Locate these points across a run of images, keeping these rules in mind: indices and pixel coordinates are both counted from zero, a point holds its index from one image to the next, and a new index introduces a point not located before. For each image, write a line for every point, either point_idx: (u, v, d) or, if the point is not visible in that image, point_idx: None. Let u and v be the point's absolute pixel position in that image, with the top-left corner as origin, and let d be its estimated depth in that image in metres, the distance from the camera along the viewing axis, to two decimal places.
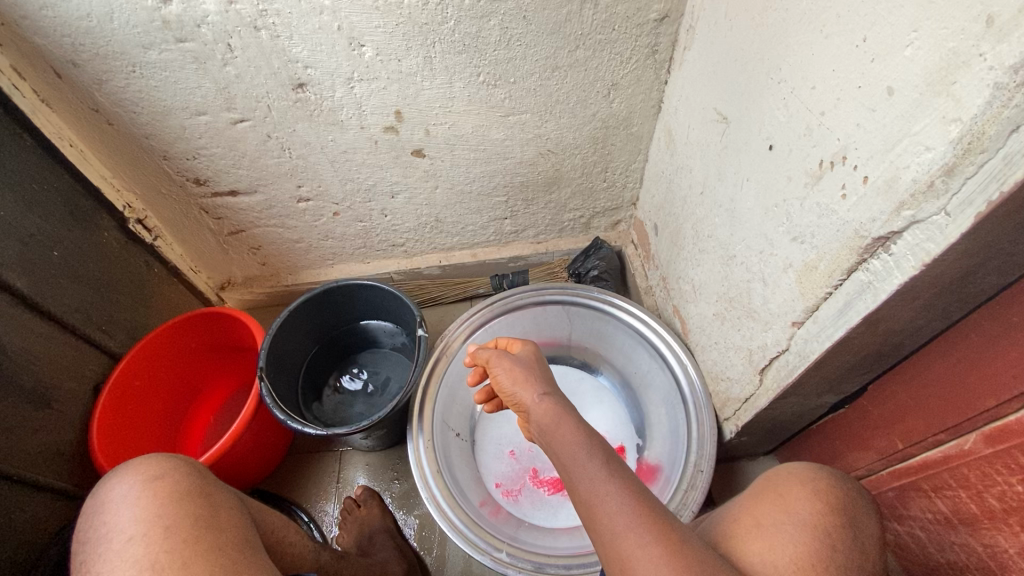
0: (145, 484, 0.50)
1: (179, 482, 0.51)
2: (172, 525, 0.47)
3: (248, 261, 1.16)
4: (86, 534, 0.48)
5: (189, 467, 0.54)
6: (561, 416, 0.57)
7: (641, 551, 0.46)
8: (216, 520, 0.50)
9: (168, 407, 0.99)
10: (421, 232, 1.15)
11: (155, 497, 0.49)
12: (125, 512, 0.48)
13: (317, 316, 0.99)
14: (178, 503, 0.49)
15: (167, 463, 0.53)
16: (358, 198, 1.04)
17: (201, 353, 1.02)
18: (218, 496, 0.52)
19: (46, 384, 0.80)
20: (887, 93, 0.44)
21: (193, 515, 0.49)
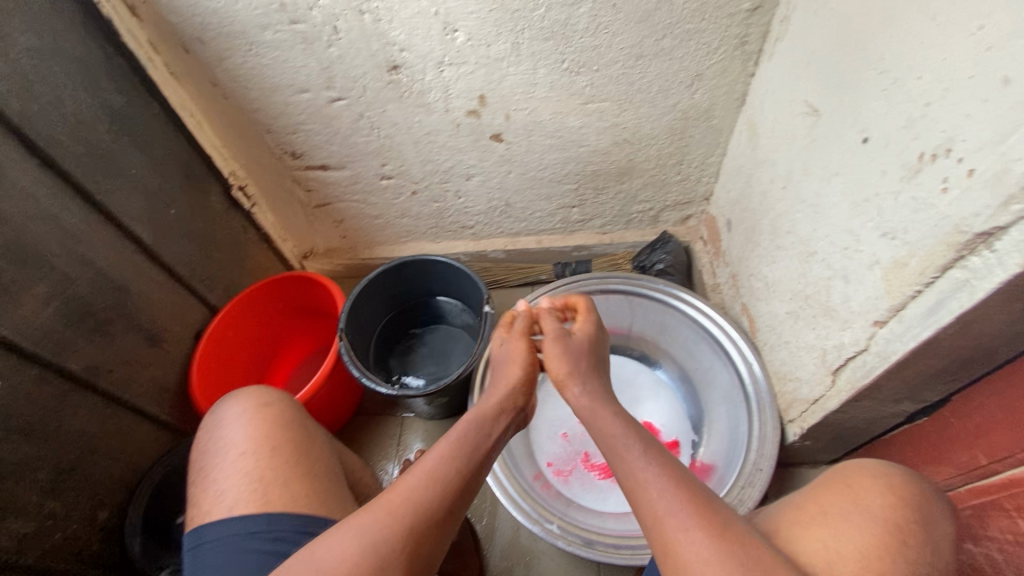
0: (256, 409, 0.60)
1: (281, 412, 0.61)
2: (276, 445, 0.57)
3: (330, 233, 1.24)
4: (207, 443, 0.59)
5: (288, 402, 0.63)
6: (598, 409, 0.62)
7: (681, 533, 0.47)
8: (309, 448, 0.59)
9: (255, 359, 1.08)
10: (491, 216, 1.18)
11: (263, 421, 0.59)
12: (239, 430, 0.58)
13: (392, 287, 1.05)
14: (282, 428, 0.59)
15: (271, 395, 0.62)
16: (436, 179, 1.09)
17: (286, 313, 1.11)
18: (311, 429, 0.61)
19: (160, 326, 0.89)
20: (1004, 82, 0.43)
21: (291, 440, 0.58)
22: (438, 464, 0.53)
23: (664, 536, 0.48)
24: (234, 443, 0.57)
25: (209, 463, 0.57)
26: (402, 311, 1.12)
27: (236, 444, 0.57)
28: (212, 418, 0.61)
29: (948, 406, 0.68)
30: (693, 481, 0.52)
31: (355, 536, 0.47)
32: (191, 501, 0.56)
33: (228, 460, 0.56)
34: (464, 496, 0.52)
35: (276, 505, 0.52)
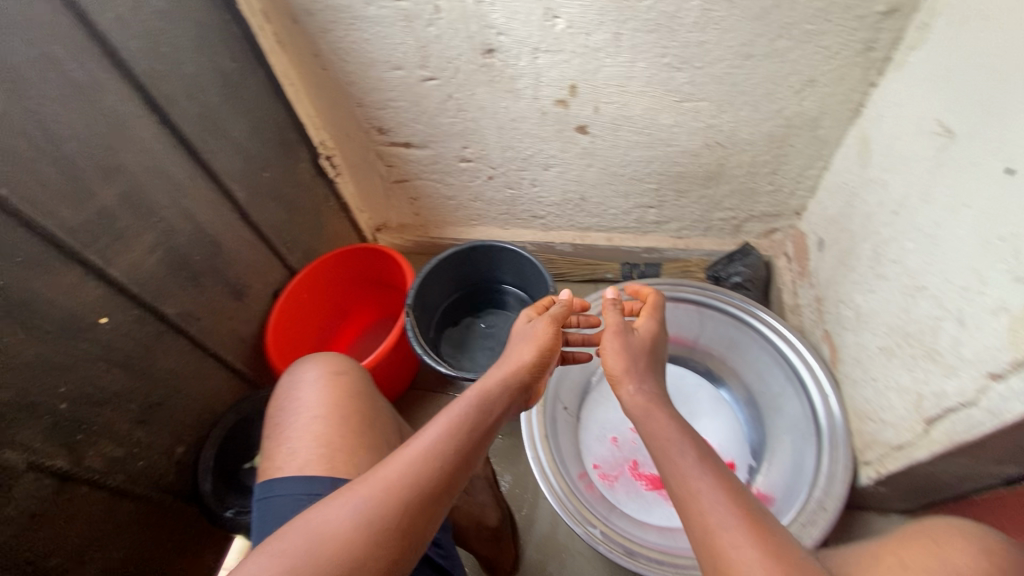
0: (329, 377, 0.63)
1: (352, 383, 0.63)
2: (345, 415, 0.59)
3: (404, 208, 1.26)
4: (281, 403, 0.62)
5: (358, 374, 0.65)
6: (651, 410, 0.62)
7: (735, 547, 0.45)
8: (374, 424, 0.61)
9: (323, 322, 1.12)
10: (563, 209, 1.16)
11: (335, 390, 0.61)
12: (313, 395, 0.60)
13: (459, 269, 1.05)
14: (351, 399, 0.61)
15: (344, 363, 0.65)
16: (514, 166, 1.08)
17: (357, 281, 1.14)
18: (377, 404, 0.64)
19: (245, 281, 0.94)
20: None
21: (358, 413, 0.60)
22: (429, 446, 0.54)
23: (710, 541, 0.47)
24: (306, 406, 0.59)
25: (282, 422, 0.59)
26: (465, 293, 1.12)
27: (308, 408, 0.59)
28: (286, 379, 0.64)
29: None
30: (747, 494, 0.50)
31: (355, 502, 0.48)
32: (262, 455, 0.59)
33: (299, 422, 0.58)
34: (455, 475, 0.53)
35: (340, 472, 0.55)
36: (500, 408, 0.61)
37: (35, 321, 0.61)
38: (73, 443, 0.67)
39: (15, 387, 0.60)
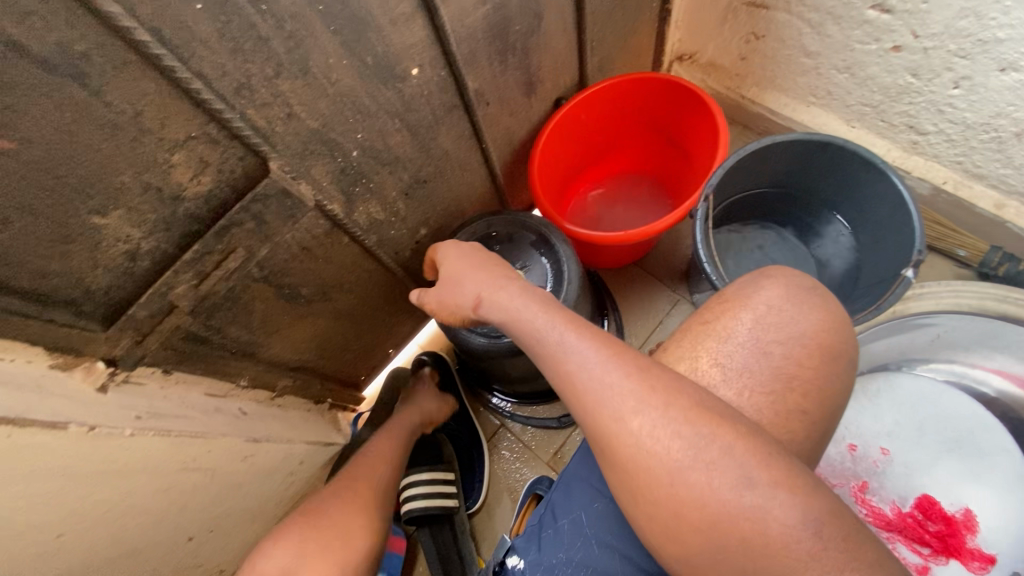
0: (809, 299, 0.48)
1: (828, 325, 0.47)
2: (808, 364, 0.46)
3: (732, 45, 0.93)
4: (741, 295, 0.50)
5: (838, 324, 0.48)
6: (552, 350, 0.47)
7: (695, 478, 0.39)
8: (832, 394, 0.46)
9: (586, 152, 0.93)
10: (969, 138, 0.77)
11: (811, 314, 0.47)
12: (781, 311, 0.48)
13: (788, 165, 0.76)
14: (822, 347, 0.46)
15: (828, 320, 0.48)
16: (953, 48, 0.70)
17: (638, 119, 0.90)
18: (846, 372, 0.47)
19: (540, 75, 0.77)
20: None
21: (817, 367, 0.46)
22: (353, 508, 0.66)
23: (667, 516, 0.40)
24: (775, 323, 0.47)
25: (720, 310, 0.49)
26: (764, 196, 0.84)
27: (772, 327, 0.47)
28: (748, 274, 0.52)
29: None
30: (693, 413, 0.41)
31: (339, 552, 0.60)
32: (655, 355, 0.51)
33: (752, 330, 0.47)
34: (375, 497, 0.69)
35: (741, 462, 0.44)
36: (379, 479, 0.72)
37: (361, 49, 0.51)
38: (352, 196, 0.61)
39: (326, 119, 0.52)
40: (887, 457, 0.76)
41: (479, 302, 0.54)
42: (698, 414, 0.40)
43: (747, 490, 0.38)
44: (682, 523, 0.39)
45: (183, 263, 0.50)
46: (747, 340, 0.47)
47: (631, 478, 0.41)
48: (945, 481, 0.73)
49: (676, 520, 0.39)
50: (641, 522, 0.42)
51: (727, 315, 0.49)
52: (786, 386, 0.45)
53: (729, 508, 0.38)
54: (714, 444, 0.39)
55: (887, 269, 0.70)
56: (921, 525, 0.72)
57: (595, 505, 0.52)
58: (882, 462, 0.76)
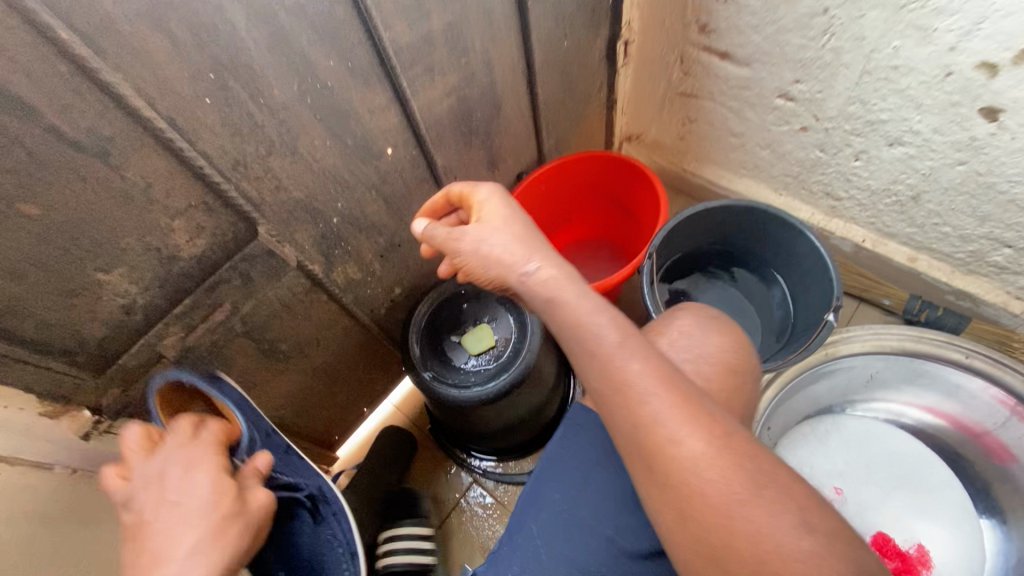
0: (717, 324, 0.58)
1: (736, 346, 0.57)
2: (723, 381, 0.54)
3: (671, 127, 1.07)
4: (667, 322, 0.59)
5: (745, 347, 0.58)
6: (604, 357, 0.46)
7: (757, 516, 0.40)
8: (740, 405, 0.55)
9: (545, 222, 1.03)
10: (878, 201, 0.89)
11: (723, 338, 0.57)
12: (705, 338, 0.56)
13: (723, 228, 0.86)
14: (733, 365, 0.55)
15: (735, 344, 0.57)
16: (848, 127, 0.83)
17: (593, 192, 1.02)
18: (748, 382, 0.57)
19: (501, 154, 0.88)
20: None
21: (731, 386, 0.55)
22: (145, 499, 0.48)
23: (718, 545, 0.41)
24: (695, 344, 0.55)
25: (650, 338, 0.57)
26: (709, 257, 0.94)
27: (697, 350, 0.55)
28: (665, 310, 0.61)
29: None
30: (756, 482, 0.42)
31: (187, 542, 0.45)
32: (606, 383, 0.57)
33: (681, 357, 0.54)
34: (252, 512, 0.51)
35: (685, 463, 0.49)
36: (201, 450, 0.53)
37: (342, 132, 0.60)
38: (331, 257, 0.68)
39: (309, 190, 0.60)
40: (841, 496, 0.78)
41: (524, 274, 0.50)
42: (753, 453, 0.43)
43: (804, 533, 0.40)
44: (735, 555, 0.40)
45: (173, 316, 0.55)
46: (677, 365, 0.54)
47: (691, 510, 0.42)
48: (896, 518, 0.76)
49: (728, 552, 0.40)
50: (682, 545, 0.42)
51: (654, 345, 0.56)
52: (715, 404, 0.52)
53: (784, 552, 0.39)
54: (779, 504, 0.41)
55: (813, 314, 0.78)
56: None
57: (540, 516, 0.52)
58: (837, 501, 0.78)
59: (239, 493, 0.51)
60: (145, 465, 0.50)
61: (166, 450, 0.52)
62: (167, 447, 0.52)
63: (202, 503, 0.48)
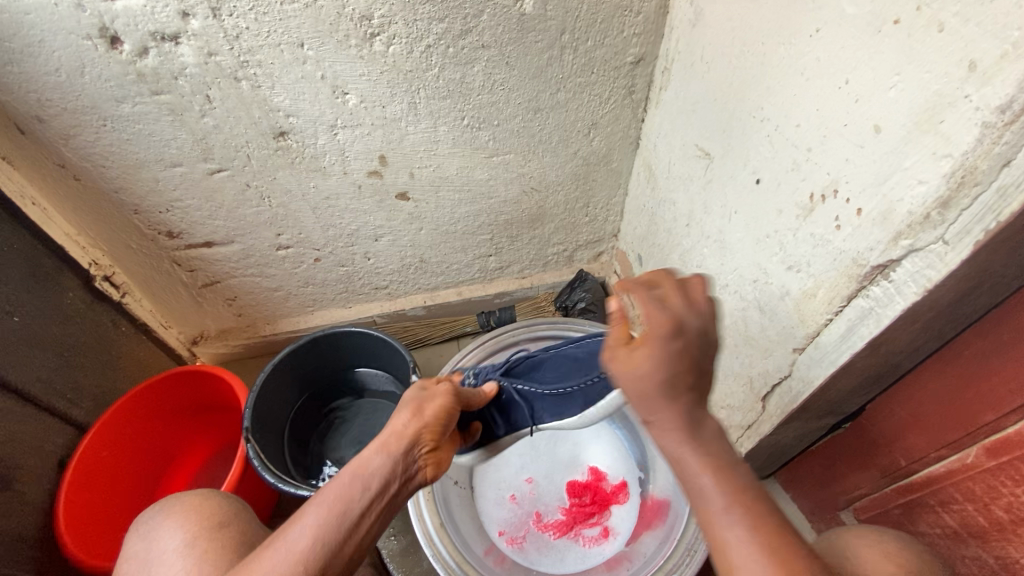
0: (183, 508, 0.61)
1: (214, 508, 0.62)
2: (200, 549, 0.57)
3: (223, 313, 1.10)
4: (127, 555, 0.60)
5: (226, 501, 0.64)
6: None
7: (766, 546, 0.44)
8: (240, 543, 0.59)
9: (137, 482, 0.93)
10: (405, 274, 1.13)
11: (188, 514, 0.61)
12: (170, 534, 0.59)
13: (303, 367, 0.96)
14: (207, 527, 0.59)
15: (194, 499, 0.63)
16: (341, 244, 1.02)
17: (178, 414, 0.98)
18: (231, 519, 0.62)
19: (7, 464, 0.75)
20: (967, 68, 0.38)
21: (221, 539, 0.58)
22: (377, 446, 0.58)
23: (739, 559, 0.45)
24: (156, 548, 0.58)
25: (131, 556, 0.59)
26: (320, 393, 1.02)
27: (162, 556, 0.57)
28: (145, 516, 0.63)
29: (864, 413, 0.71)
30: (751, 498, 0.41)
31: (312, 525, 0.51)
32: None
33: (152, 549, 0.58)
34: (384, 515, 0.56)
35: None
36: (428, 427, 0.61)
37: None
38: None
39: None
40: (534, 482, 0.96)
41: None
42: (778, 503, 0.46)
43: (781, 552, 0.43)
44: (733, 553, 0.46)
45: None
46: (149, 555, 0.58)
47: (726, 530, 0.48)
48: (568, 466, 0.98)
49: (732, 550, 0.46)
50: None
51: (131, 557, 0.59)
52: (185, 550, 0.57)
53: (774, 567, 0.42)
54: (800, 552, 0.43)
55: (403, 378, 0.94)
56: (581, 505, 0.93)
57: None
58: (534, 487, 0.96)
59: (389, 503, 0.56)
60: (401, 429, 0.60)
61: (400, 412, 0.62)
62: (420, 417, 0.61)
63: (363, 500, 0.54)
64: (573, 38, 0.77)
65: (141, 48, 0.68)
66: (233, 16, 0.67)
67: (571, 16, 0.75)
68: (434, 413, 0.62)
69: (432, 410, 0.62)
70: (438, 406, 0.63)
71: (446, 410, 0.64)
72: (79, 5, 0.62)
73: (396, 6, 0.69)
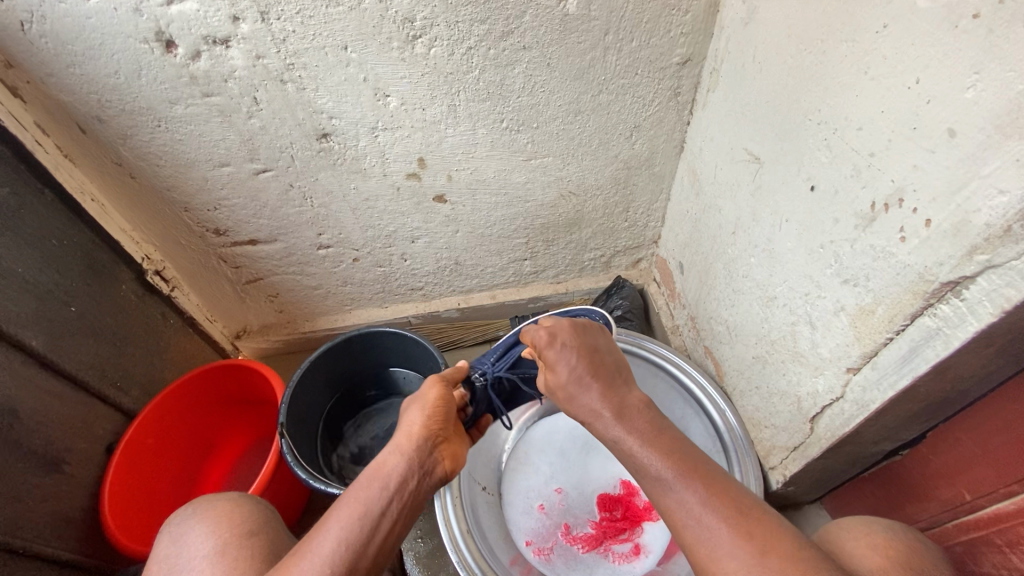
0: (214, 514, 0.63)
1: (245, 516, 0.63)
2: (230, 557, 0.58)
3: (265, 309, 1.13)
4: (157, 558, 0.61)
5: (255, 509, 0.66)
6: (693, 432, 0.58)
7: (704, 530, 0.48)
8: (270, 551, 0.60)
9: (179, 469, 0.97)
10: (440, 275, 1.13)
11: (220, 521, 0.62)
12: (199, 539, 0.60)
13: (337, 366, 0.97)
14: (237, 535, 0.60)
15: (223, 506, 0.64)
16: (379, 244, 1.03)
17: (217, 406, 1.02)
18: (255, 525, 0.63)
19: (58, 448, 0.79)
20: None
21: (251, 546, 0.60)
22: (389, 452, 0.60)
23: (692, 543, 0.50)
24: (186, 553, 0.59)
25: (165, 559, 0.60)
26: (352, 392, 1.03)
27: (192, 562, 0.58)
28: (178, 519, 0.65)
29: (925, 441, 0.66)
30: (693, 468, 0.52)
31: (335, 531, 0.53)
32: None
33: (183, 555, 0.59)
34: (408, 510, 0.58)
35: None
36: (432, 426, 0.63)
37: None
38: None
39: None
40: (563, 493, 0.94)
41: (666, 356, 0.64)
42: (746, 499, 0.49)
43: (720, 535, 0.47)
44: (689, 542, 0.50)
45: None
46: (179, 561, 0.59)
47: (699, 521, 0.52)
48: (599, 477, 0.95)
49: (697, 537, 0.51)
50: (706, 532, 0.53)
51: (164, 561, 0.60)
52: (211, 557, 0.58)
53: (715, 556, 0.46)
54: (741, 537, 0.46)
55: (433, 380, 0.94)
56: (612, 520, 0.91)
57: None
58: (562, 498, 0.94)
59: (410, 498, 0.58)
60: (406, 432, 0.62)
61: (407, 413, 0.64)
62: (418, 419, 0.63)
63: (381, 500, 0.56)
64: (617, 39, 0.75)
65: (193, 52, 0.70)
66: (281, 19, 0.68)
67: (616, 17, 0.73)
68: (431, 414, 0.64)
69: (425, 411, 0.64)
70: (437, 408, 0.64)
71: (446, 410, 0.66)
72: (138, 10, 0.65)
73: (438, 8, 0.69)
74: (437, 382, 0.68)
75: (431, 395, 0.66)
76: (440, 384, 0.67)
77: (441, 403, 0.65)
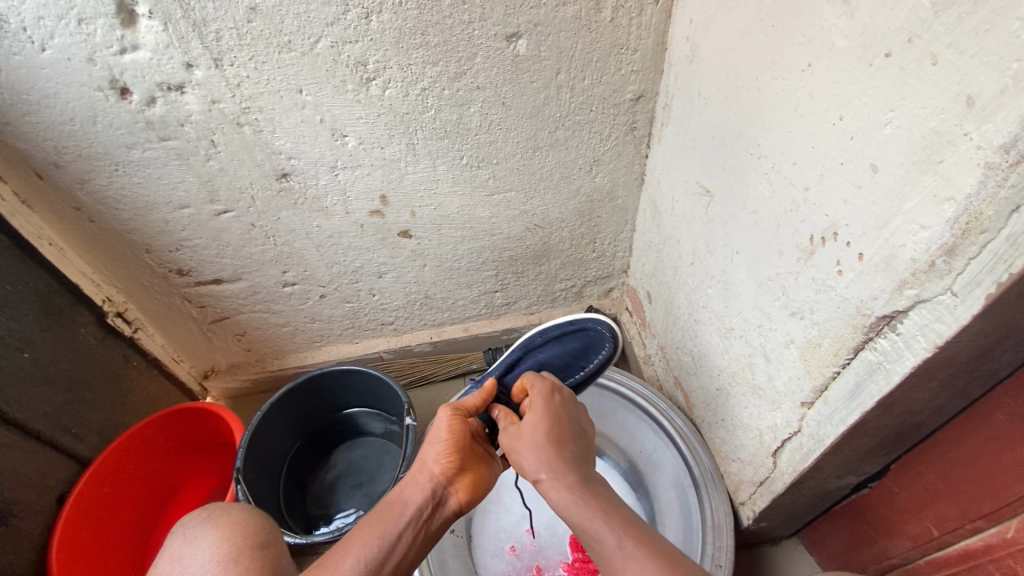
0: (228, 521, 0.60)
1: (256, 526, 0.60)
2: (242, 567, 0.55)
3: (232, 348, 1.11)
4: (164, 560, 0.57)
5: (264, 520, 0.62)
6: (567, 487, 0.57)
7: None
8: (279, 567, 0.57)
9: (135, 521, 0.94)
10: (410, 309, 1.12)
11: (233, 530, 0.59)
12: (212, 546, 0.57)
13: (298, 406, 0.95)
14: (251, 545, 0.57)
15: (240, 514, 0.61)
16: (345, 280, 1.02)
17: (181, 448, 1.00)
18: (272, 539, 0.60)
19: (4, 501, 0.77)
20: (965, 104, 0.35)
21: (263, 558, 0.57)
22: (405, 484, 0.59)
23: None
24: (197, 558, 0.56)
25: (173, 558, 0.57)
26: (315, 433, 1.01)
27: (201, 568, 0.55)
28: (189, 515, 0.61)
29: (889, 474, 0.64)
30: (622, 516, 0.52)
31: (358, 547, 0.52)
32: None
33: (197, 555, 0.56)
34: (424, 542, 0.57)
35: None
36: (450, 459, 0.61)
37: None
38: None
39: None
40: (536, 533, 0.91)
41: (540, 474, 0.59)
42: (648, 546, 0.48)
43: None
44: None
45: None
46: (192, 560, 0.56)
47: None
48: None
49: None
50: None
51: (173, 559, 0.57)
52: (227, 564, 0.55)
53: None
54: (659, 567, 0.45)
55: (400, 417, 0.92)
56: (584, 561, 0.87)
57: None
58: (535, 539, 0.91)
59: (426, 531, 0.57)
60: (423, 466, 0.60)
61: (425, 452, 0.62)
62: (434, 454, 0.61)
63: (398, 522, 0.55)
64: (569, 77, 0.77)
65: (148, 98, 0.71)
66: (234, 65, 0.69)
67: (566, 57, 0.74)
68: (451, 447, 0.61)
69: (444, 446, 0.61)
70: (452, 442, 0.62)
71: (463, 441, 0.63)
72: (91, 60, 0.66)
73: (390, 51, 0.70)
74: (449, 414, 0.64)
75: (443, 428, 0.63)
76: (454, 417, 0.64)
77: (455, 437, 0.62)
